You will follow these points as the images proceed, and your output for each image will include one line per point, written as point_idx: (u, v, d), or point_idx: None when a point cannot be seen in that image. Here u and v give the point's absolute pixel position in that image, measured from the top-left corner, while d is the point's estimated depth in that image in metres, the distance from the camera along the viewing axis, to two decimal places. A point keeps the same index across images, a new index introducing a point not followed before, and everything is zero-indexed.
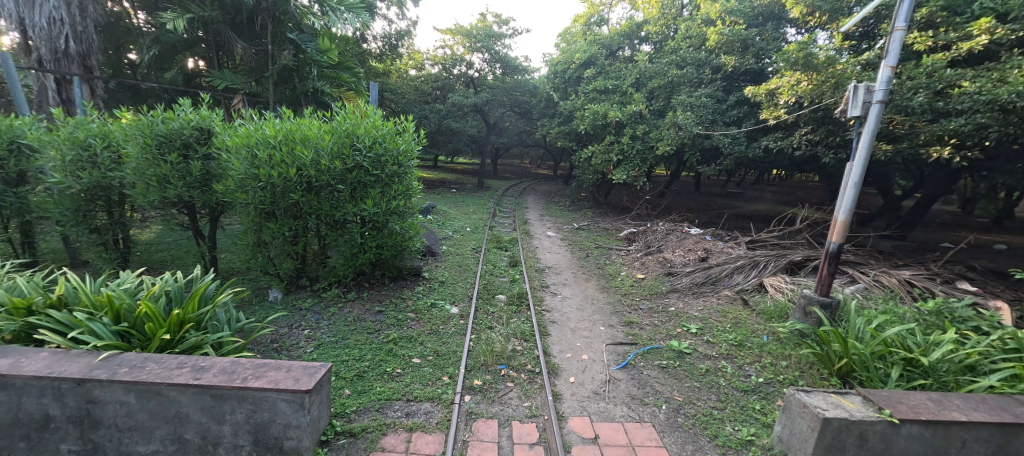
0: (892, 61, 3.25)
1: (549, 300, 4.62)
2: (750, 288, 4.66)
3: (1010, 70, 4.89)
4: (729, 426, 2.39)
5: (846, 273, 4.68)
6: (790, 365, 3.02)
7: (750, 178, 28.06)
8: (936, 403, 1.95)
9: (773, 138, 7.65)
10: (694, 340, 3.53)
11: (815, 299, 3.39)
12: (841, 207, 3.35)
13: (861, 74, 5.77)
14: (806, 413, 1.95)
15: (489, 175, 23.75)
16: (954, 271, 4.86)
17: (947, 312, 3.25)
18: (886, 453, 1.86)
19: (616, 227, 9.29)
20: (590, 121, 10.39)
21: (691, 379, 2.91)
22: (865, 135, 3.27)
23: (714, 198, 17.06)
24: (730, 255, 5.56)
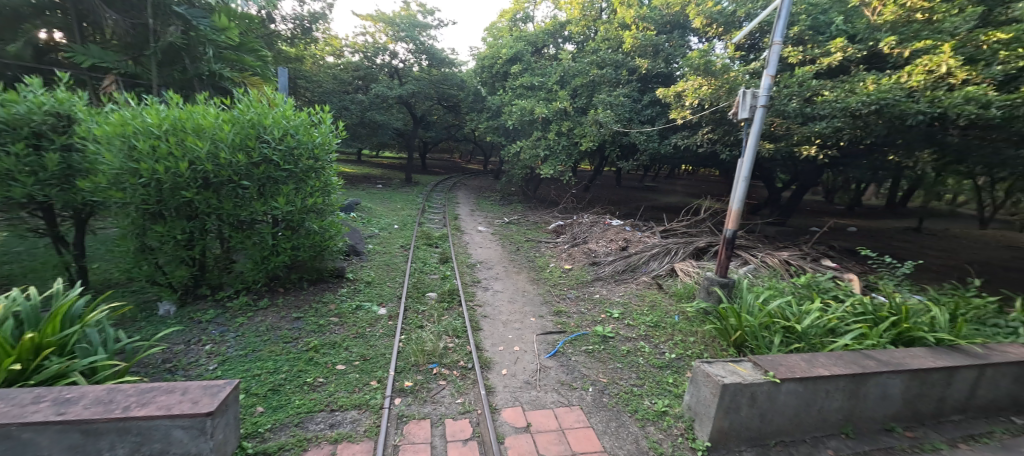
0: (772, 71, 3.75)
1: (481, 294, 4.63)
2: (664, 273, 5.11)
3: (856, 83, 5.92)
4: (647, 401, 2.61)
5: (740, 256, 5.34)
6: (696, 340, 3.37)
7: (663, 173, 30.65)
8: (807, 363, 2.31)
9: (681, 136, 8.43)
10: (617, 324, 3.79)
11: (716, 280, 3.82)
12: (735, 198, 3.80)
13: (749, 82, 6.58)
14: (709, 381, 2.19)
15: (417, 170, 23.03)
16: (820, 251, 5.78)
17: (815, 285, 3.87)
18: (770, 409, 2.17)
19: (545, 221, 9.58)
20: (518, 117, 10.53)
21: (614, 360, 3.12)
22: (752, 134, 3.74)
23: (632, 191, 18.36)
24: (647, 244, 6.04)
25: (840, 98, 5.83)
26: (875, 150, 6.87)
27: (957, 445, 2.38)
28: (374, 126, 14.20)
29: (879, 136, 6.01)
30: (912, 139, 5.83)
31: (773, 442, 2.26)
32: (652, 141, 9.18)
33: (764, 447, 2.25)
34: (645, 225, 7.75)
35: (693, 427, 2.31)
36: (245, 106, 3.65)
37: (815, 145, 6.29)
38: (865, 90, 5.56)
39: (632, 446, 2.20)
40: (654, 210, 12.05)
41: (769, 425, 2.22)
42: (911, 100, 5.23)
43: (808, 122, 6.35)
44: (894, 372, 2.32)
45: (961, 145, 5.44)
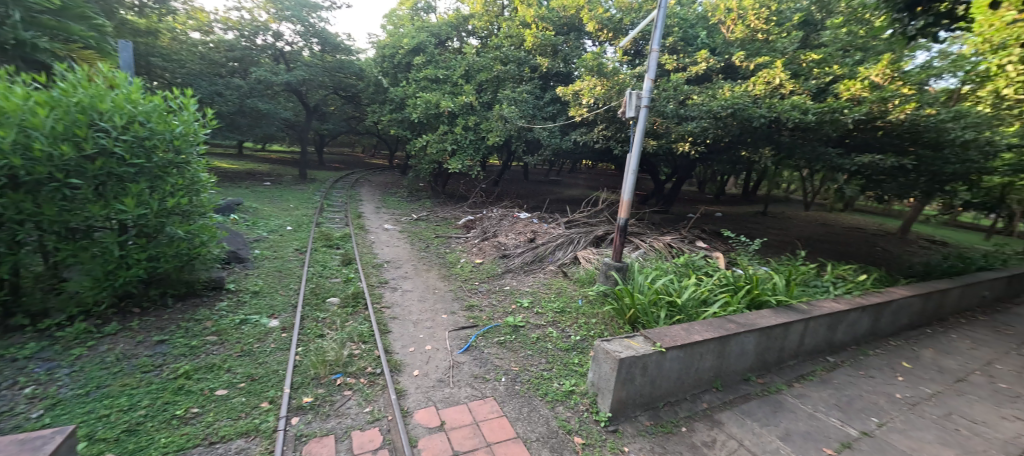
0: (652, 74, 4.18)
1: (389, 295, 4.41)
2: (568, 261, 5.44)
3: (717, 90, 6.94)
4: (555, 382, 2.76)
5: (632, 242, 5.93)
6: (598, 321, 3.65)
7: (567, 168, 32.57)
8: (686, 331, 2.66)
9: (580, 132, 9.01)
10: (527, 313, 3.93)
11: (612, 264, 4.18)
12: (625, 189, 4.18)
13: (635, 84, 7.29)
14: (608, 358, 2.38)
15: (313, 165, 21.01)
16: (694, 234, 6.70)
17: (691, 264, 4.47)
18: (658, 375, 2.45)
19: (455, 216, 9.49)
20: (423, 110, 10.20)
21: (525, 348, 3.23)
22: (638, 131, 4.13)
23: (539, 185, 19.15)
24: (552, 234, 6.36)
25: (706, 102, 6.77)
26: (732, 148, 8.16)
27: (792, 384, 2.97)
28: (257, 116, 12.57)
29: (734, 136, 7.13)
30: (757, 139, 7.05)
31: (661, 404, 2.56)
32: (554, 137, 9.66)
33: (654, 409, 2.53)
34: (551, 217, 8.15)
35: (597, 401, 2.49)
36: (69, 86, 2.93)
37: (688, 142, 7.22)
38: (724, 96, 6.53)
39: (543, 428, 2.31)
40: (559, 202, 12.73)
41: (658, 389, 2.51)
42: (755, 106, 6.30)
43: (683, 122, 7.25)
44: (749, 331, 2.80)
45: (789, 144, 6.75)
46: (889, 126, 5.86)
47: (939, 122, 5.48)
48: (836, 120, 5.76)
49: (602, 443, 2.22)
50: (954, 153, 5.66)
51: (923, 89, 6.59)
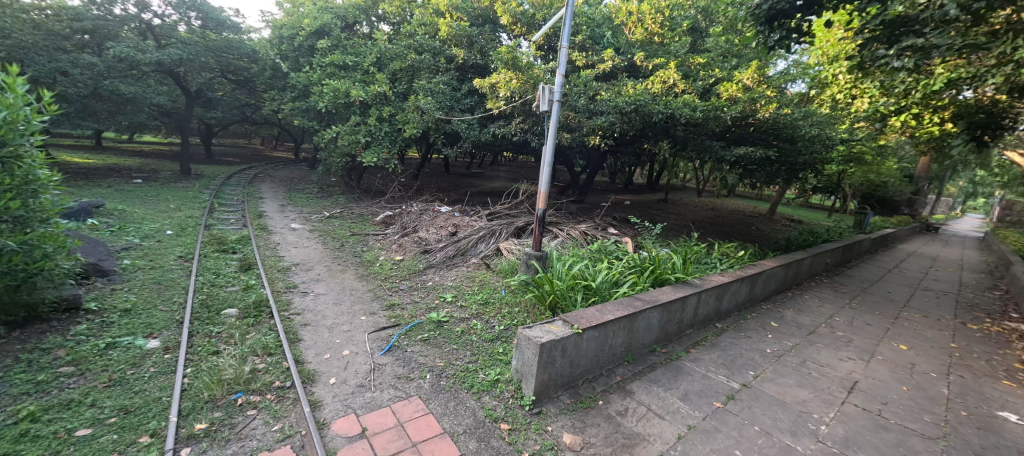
0: (562, 70, 4.35)
1: (298, 301, 4.05)
2: (490, 253, 5.50)
3: (622, 87, 7.48)
4: (481, 373, 2.79)
5: (551, 231, 6.19)
6: (520, 309, 3.76)
7: (489, 161, 32.79)
8: (600, 312, 2.86)
9: (498, 125, 9.06)
10: (451, 308, 3.89)
11: (532, 254, 4.32)
12: (543, 181, 4.33)
13: (548, 79, 7.56)
14: (529, 344, 2.46)
15: (199, 159, 18.32)
16: (607, 222, 7.20)
17: (603, 249, 4.79)
18: (576, 355, 2.61)
19: (372, 212, 9.00)
20: (330, 99, 9.42)
21: (450, 343, 3.21)
22: (552, 125, 4.28)
23: (460, 178, 18.99)
24: (474, 227, 6.36)
25: (612, 98, 7.25)
26: (636, 141, 8.89)
27: (689, 350, 3.38)
28: (119, 101, 10.55)
29: (637, 131, 7.75)
30: (657, 133, 7.74)
31: (581, 382, 2.74)
32: (472, 129, 9.54)
33: (574, 388, 2.70)
34: (472, 210, 8.14)
35: (521, 386, 2.58)
36: None
37: (598, 135, 7.69)
38: (627, 93, 7.05)
39: (470, 420, 2.33)
40: (480, 195, 12.77)
41: (577, 369, 2.68)
42: (655, 103, 6.91)
43: (593, 117, 7.68)
44: (652, 308, 3.11)
45: (683, 138, 7.53)
46: (758, 123, 6.89)
47: (794, 120, 6.67)
48: (719, 117, 6.59)
49: (527, 426, 2.30)
50: (805, 146, 6.92)
51: (782, 91, 7.84)
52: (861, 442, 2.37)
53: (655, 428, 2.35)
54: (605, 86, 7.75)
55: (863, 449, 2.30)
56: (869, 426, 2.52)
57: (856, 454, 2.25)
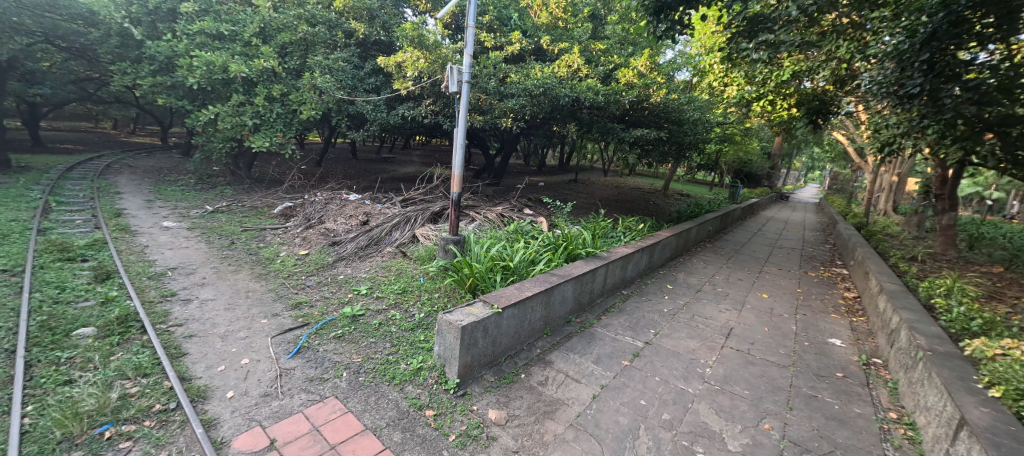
0: (470, 51, 4.26)
1: (180, 310, 3.50)
2: (406, 240, 5.31)
3: (531, 70, 7.61)
4: (402, 364, 2.71)
5: (468, 215, 6.18)
6: (440, 295, 3.71)
7: (400, 145, 31.36)
8: (518, 290, 2.96)
9: (407, 107, 8.59)
10: (366, 300, 3.70)
11: (450, 239, 4.27)
12: (456, 164, 4.26)
13: (457, 59, 7.38)
14: (450, 328, 2.45)
15: (21, 147, 14.53)
16: (522, 203, 7.39)
17: (520, 230, 4.93)
18: (497, 333, 2.68)
19: (268, 204, 8.05)
20: (203, 74, 8.04)
21: (367, 336, 3.05)
22: (462, 107, 4.19)
23: (369, 163, 17.87)
24: (387, 215, 6.07)
25: (521, 81, 7.34)
26: (546, 124, 9.18)
27: (600, 317, 3.67)
28: None
29: (547, 114, 7.98)
30: (565, 116, 8.05)
31: (503, 359, 2.82)
32: (380, 111, 8.88)
33: (497, 365, 2.77)
34: (385, 197, 7.73)
35: (444, 370, 2.57)
36: None
37: (510, 118, 7.73)
38: (536, 76, 7.20)
39: (393, 412, 2.26)
40: (393, 181, 12.18)
41: (498, 347, 2.75)
42: (561, 86, 7.16)
43: (503, 99, 7.72)
44: (566, 281, 3.31)
45: (588, 120, 7.97)
46: (651, 107, 7.58)
47: (680, 105, 7.47)
48: (619, 101, 7.10)
49: (453, 408, 2.31)
50: (690, 128, 7.82)
51: (670, 79, 8.70)
52: (737, 377, 2.82)
53: (572, 392, 2.53)
54: (513, 69, 7.82)
55: (738, 383, 2.74)
56: (741, 363, 3.02)
57: (732, 387, 2.69)
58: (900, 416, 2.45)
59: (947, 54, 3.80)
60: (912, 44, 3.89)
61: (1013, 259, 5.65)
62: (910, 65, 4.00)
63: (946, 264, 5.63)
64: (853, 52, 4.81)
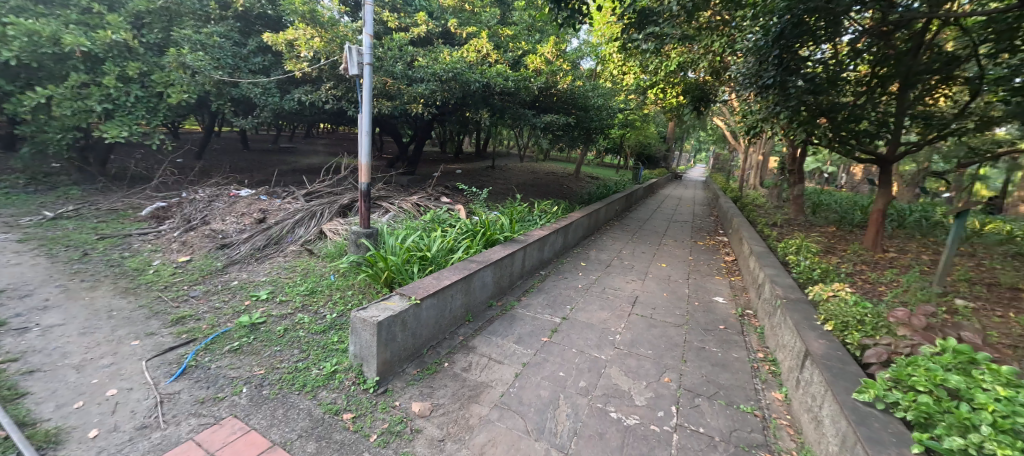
0: (370, 30, 3.99)
1: (11, 343, 2.79)
2: (312, 237, 4.90)
3: (439, 54, 7.43)
4: (314, 369, 2.50)
5: (381, 206, 5.87)
6: (354, 292, 3.50)
7: (300, 134, 28.48)
8: (436, 279, 2.91)
9: (304, 91, 7.73)
10: (268, 306, 3.33)
11: (361, 232, 4.03)
12: (362, 153, 4.00)
13: (357, 39, 6.90)
14: (366, 326, 2.33)
15: None
16: (439, 191, 7.23)
17: (437, 219, 4.83)
18: (417, 325, 2.62)
19: (133, 205, 6.77)
20: (22, 45, 6.25)
21: (270, 345, 2.76)
22: (365, 91, 3.90)
23: (263, 154, 15.95)
24: (288, 211, 5.51)
25: (430, 65, 7.07)
26: (459, 110, 9.02)
27: (520, 298, 3.79)
28: None
29: (459, 100, 7.84)
30: (477, 102, 7.92)
31: (425, 350, 2.77)
32: (271, 95, 7.90)
33: (419, 357, 2.71)
34: (284, 191, 6.99)
35: (362, 370, 2.44)
36: None
37: (421, 104, 7.39)
38: (444, 60, 7.00)
39: (305, 422, 2.09)
40: (293, 173, 11.05)
41: (419, 339, 2.69)
42: (471, 71, 7.07)
43: (412, 84, 7.39)
44: (485, 266, 3.34)
45: (501, 107, 8.01)
46: (559, 93, 7.88)
47: (586, 92, 7.89)
48: (528, 87, 7.27)
49: (373, 408, 2.21)
50: (595, 114, 8.30)
51: (575, 66, 9.09)
52: (642, 340, 3.13)
53: (496, 374, 2.59)
54: (421, 52, 7.51)
55: (643, 345, 3.04)
56: (644, 327, 3.35)
57: (638, 349, 2.98)
58: (766, 355, 2.94)
59: (791, 51, 4.51)
60: (766, 41, 4.57)
61: (841, 220, 7.06)
62: (765, 60, 4.70)
63: (797, 226, 6.83)
64: (724, 46, 5.51)
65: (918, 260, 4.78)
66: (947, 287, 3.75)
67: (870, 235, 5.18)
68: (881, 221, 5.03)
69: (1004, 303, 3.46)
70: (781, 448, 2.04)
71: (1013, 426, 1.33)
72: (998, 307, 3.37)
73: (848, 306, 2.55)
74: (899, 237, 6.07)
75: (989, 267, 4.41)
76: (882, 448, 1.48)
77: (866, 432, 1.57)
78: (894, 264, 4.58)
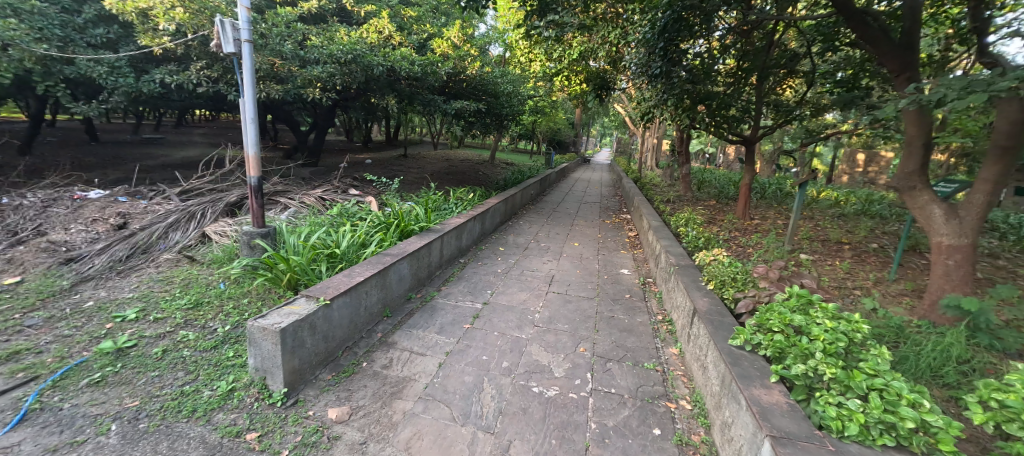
0: (246, 3, 3.50)
1: None
2: (192, 242, 4.25)
3: (334, 34, 6.84)
4: (206, 391, 2.16)
5: (278, 203, 5.29)
6: (251, 299, 3.13)
7: (170, 122, 24.19)
8: (347, 277, 2.74)
9: (167, 71, 6.48)
10: (138, 326, 2.75)
11: (255, 232, 3.59)
12: (247, 142, 3.54)
13: (232, 12, 6.02)
14: (267, 334, 2.10)
15: None
16: (346, 183, 6.73)
17: (345, 213, 4.52)
18: (329, 327, 2.45)
19: None
20: None
21: (144, 371, 2.29)
22: (246, 72, 3.43)
23: (118, 146, 13.20)
24: (158, 214, 4.70)
25: (325, 45, 6.49)
26: (363, 95, 8.40)
27: (440, 288, 3.75)
28: None
29: (362, 85, 7.32)
30: (382, 88, 7.46)
31: (339, 352, 2.61)
32: (122, 76, 6.39)
33: (333, 361, 2.54)
34: (150, 190, 5.91)
35: (266, 383, 2.21)
36: None
37: (317, 88, 6.72)
38: (341, 40, 6.47)
39: (198, 451, 1.80)
40: (162, 169, 9.35)
41: (331, 342, 2.51)
42: (373, 54, 6.62)
43: (306, 66, 6.70)
44: (401, 259, 3.23)
45: (409, 93, 7.61)
46: (469, 79, 7.78)
47: (494, 78, 7.89)
48: (436, 72, 6.99)
49: (282, 422, 2.01)
50: (506, 100, 8.37)
51: (483, 52, 9.03)
52: (559, 316, 3.31)
53: (419, 366, 2.54)
54: (313, 31, 6.92)
55: (560, 321, 3.22)
56: (561, 304, 3.55)
57: (556, 325, 3.15)
58: (664, 317, 3.32)
59: (674, 44, 4.98)
60: (653, 34, 4.98)
61: (719, 194, 8.15)
62: (653, 51, 5.16)
63: (686, 202, 7.73)
64: (618, 37, 5.91)
65: (775, 224, 5.74)
66: (795, 245, 4.58)
67: (740, 206, 6.07)
68: (748, 193, 5.91)
69: (832, 254, 4.34)
70: (678, 395, 2.33)
71: (836, 349, 1.70)
72: (829, 257, 4.21)
73: (724, 267, 2.98)
74: (762, 206, 7.22)
75: (823, 226, 5.47)
76: (752, 383, 1.76)
77: (738, 370, 1.86)
78: (758, 229, 5.44)
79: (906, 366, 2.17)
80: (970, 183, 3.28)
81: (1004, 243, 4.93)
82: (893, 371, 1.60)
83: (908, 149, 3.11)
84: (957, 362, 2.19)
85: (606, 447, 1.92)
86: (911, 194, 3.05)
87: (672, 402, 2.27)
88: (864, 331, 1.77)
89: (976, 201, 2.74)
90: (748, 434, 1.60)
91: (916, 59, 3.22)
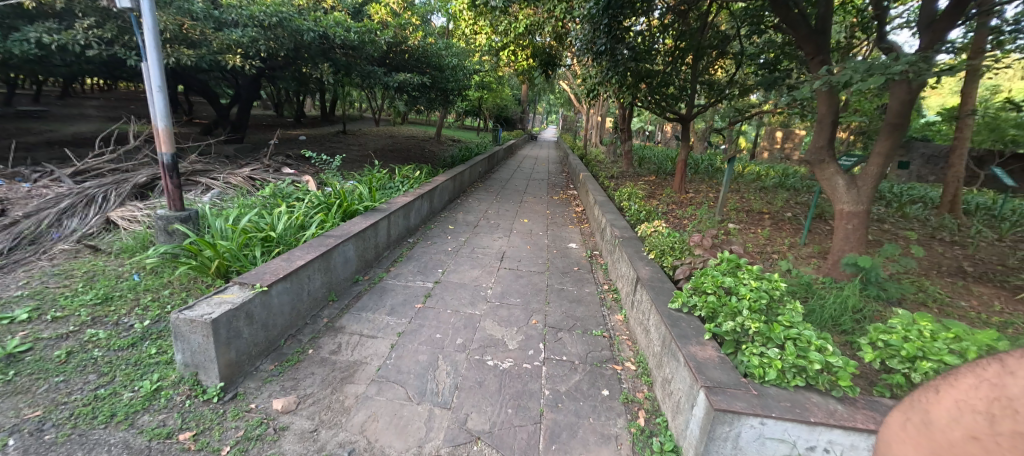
0: None
1: None
2: (94, 230, 3.73)
3: None
4: (125, 393, 1.94)
5: (198, 184, 4.77)
6: (173, 290, 2.83)
7: (54, 93, 20.65)
8: (286, 261, 2.56)
9: (44, 28, 5.45)
10: (31, 328, 2.37)
11: (172, 216, 3.22)
12: (156, 114, 3.11)
13: None
14: (196, 327, 1.92)
15: None
16: (278, 162, 6.20)
17: (280, 192, 4.19)
18: (268, 315, 2.29)
19: None
20: None
21: (45, 377, 2.00)
22: (148, 32, 2.97)
23: None
24: (45, 198, 4.04)
25: (244, 6, 5.85)
26: (293, 65, 7.67)
27: (388, 269, 3.63)
28: None
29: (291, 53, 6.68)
30: (314, 57, 6.87)
31: (282, 341, 2.46)
32: None
33: (275, 351, 2.39)
34: (32, 171, 5.04)
35: (198, 379, 2.04)
36: None
37: (237, 54, 6.02)
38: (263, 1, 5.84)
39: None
40: (46, 147, 7.96)
41: (271, 331, 2.36)
42: (302, 19, 6.05)
43: (223, 29, 5.98)
44: (345, 241, 3.08)
45: (344, 63, 7.00)
46: (411, 50, 7.37)
47: (438, 50, 7.56)
48: (374, 41, 6.53)
49: (220, 419, 1.87)
50: (450, 74, 8.06)
51: (425, 22, 8.59)
52: (511, 291, 3.37)
53: (370, 349, 2.47)
54: None
55: (512, 296, 3.28)
56: (512, 279, 3.60)
57: (508, 300, 3.20)
58: (609, 287, 3.50)
59: (617, 21, 4.99)
60: (598, 11, 4.88)
61: (659, 170, 8.61)
62: (597, 28, 5.14)
63: (628, 177, 8.08)
64: (563, 12, 5.79)
65: (707, 197, 6.18)
66: (724, 216, 4.98)
67: (677, 181, 6.44)
68: (684, 168, 6.28)
69: (755, 223, 4.78)
70: (623, 358, 2.49)
71: (759, 306, 1.89)
72: (752, 226, 4.65)
73: (664, 237, 3.19)
74: (696, 181, 7.74)
75: (748, 198, 5.99)
76: (688, 341, 1.91)
77: (677, 331, 2.01)
78: (693, 202, 5.84)
79: (815, 317, 2.47)
80: (866, 157, 3.70)
81: (889, 209, 5.71)
82: (804, 322, 1.82)
83: (819, 127, 3.44)
84: (853, 311, 2.55)
85: (559, 412, 2.02)
86: (820, 167, 3.39)
87: (618, 364, 2.43)
88: (782, 288, 1.99)
89: (871, 172, 3.12)
90: (686, 387, 1.75)
91: (827, 42, 3.54)
